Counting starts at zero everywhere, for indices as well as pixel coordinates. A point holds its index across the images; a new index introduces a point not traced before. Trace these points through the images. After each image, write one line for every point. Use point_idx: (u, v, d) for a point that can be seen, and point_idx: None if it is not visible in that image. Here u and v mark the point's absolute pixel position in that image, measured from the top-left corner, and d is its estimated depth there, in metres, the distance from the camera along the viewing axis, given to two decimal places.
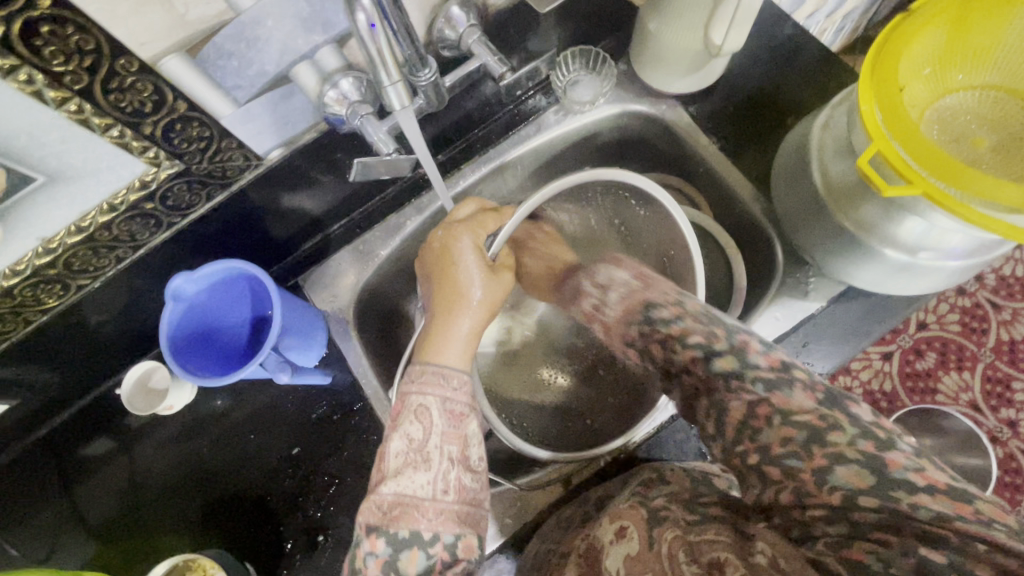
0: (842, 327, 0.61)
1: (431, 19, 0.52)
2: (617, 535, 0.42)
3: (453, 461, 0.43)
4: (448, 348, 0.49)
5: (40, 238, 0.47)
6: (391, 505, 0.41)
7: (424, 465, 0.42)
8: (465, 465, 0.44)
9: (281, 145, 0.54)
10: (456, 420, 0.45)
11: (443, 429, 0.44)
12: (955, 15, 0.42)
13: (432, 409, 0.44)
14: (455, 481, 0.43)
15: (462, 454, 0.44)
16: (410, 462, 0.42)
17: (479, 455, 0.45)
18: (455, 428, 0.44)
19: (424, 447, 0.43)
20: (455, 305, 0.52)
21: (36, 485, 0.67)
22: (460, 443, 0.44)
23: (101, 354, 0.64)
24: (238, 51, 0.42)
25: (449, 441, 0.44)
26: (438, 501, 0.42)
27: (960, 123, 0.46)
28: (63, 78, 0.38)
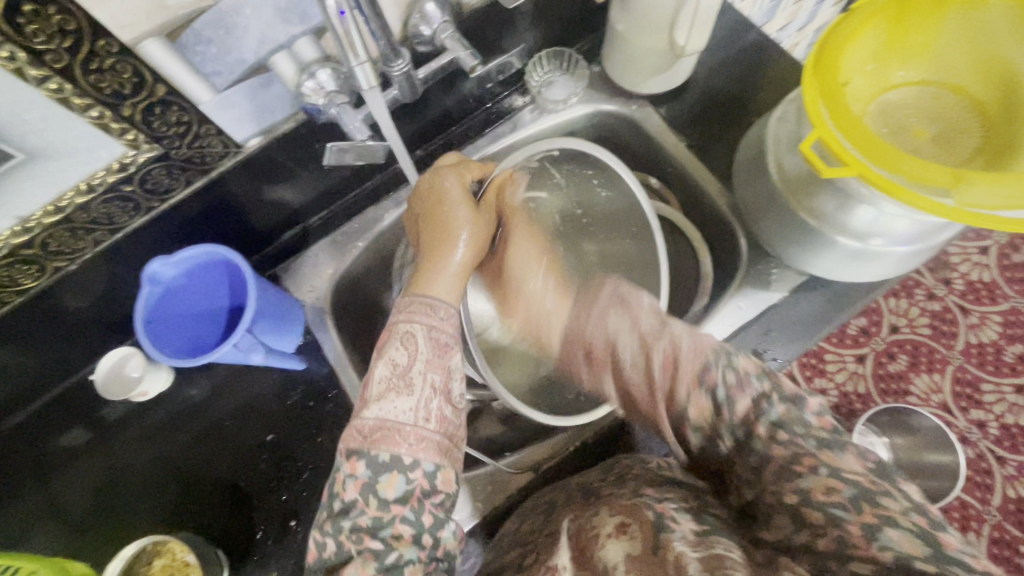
0: (805, 316, 0.63)
1: (407, 15, 0.54)
2: (618, 531, 0.45)
3: (436, 390, 0.46)
4: (439, 284, 0.50)
5: (16, 217, 0.48)
6: (373, 429, 0.44)
7: (407, 391, 0.45)
8: (446, 398, 0.47)
9: (259, 134, 0.56)
10: (440, 350, 0.47)
11: (428, 357, 0.47)
12: (891, 17, 0.46)
13: (418, 336, 0.47)
14: (436, 410, 0.46)
15: (445, 385, 0.47)
16: (393, 387, 0.45)
17: (459, 390, 0.48)
18: (439, 357, 0.47)
19: (407, 373, 0.46)
20: (445, 239, 0.52)
21: (7, 473, 0.66)
22: (443, 374, 0.47)
23: (77, 340, 0.64)
24: (217, 38, 0.44)
25: (433, 369, 0.46)
26: (419, 427, 0.44)
27: (902, 116, 0.49)
28: (44, 57, 0.39)
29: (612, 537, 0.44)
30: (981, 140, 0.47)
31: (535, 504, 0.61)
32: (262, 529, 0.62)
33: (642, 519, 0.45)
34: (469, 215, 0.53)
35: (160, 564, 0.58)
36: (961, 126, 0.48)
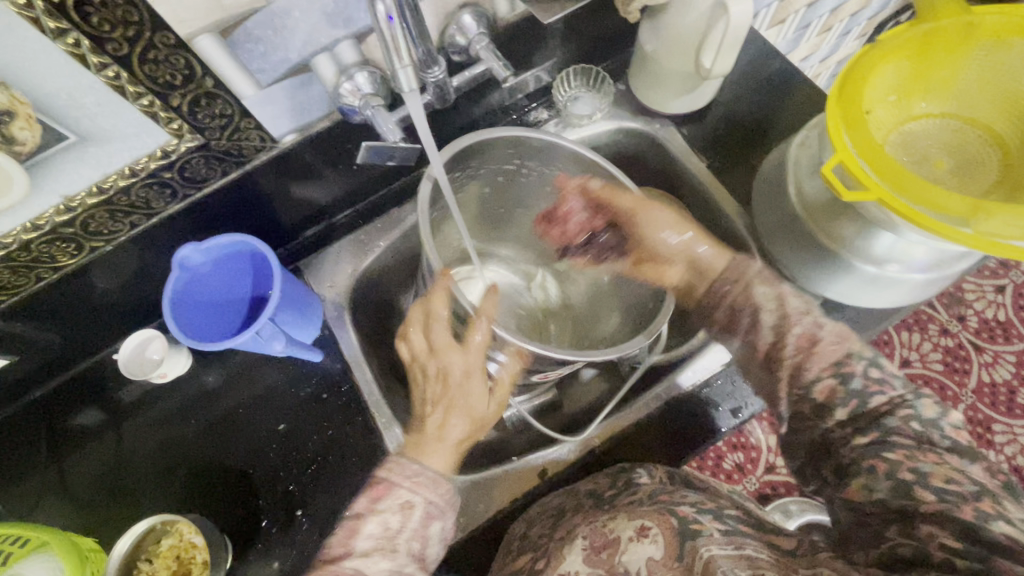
0: None
1: (445, 26, 0.57)
2: (639, 534, 0.48)
3: (413, 557, 0.47)
4: (433, 451, 0.52)
5: (62, 195, 0.50)
6: None
7: (390, 554, 0.46)
8: (418, 557, 0.48)
9: (294, 131, 0.58)
10: (425, 522, 0.48)
11: (414, 527, 0.48)
12: (916, 50, 0.47)
13: (412, 508, 0.48)
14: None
15: (422, 551, 0.48)
16: (378, 547, 0.47)
17: (437, 553, 0.50)
18: (421, 527, 0.48)
19: (394, 538, 0.47)
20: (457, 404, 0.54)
21: (26, 446, 0.68)
22: (421, 542, 0.48)
23: (104, 320, 0.66)
24: (266, 37, 0.47)
25: (413, 539, 0.47)
26: None
27: (922, 146, 0.50)
28: (105, 46, 0.41)
29: (635, 541, 0.48)
30: (999, 173, 0.48)
31: (543, 511, 0.60)
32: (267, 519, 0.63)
33: (666, 523, 0.48)
34: (478, 392, 0.55)
35: (167, 544, 0.59)
36: (981, 160, 0.49)
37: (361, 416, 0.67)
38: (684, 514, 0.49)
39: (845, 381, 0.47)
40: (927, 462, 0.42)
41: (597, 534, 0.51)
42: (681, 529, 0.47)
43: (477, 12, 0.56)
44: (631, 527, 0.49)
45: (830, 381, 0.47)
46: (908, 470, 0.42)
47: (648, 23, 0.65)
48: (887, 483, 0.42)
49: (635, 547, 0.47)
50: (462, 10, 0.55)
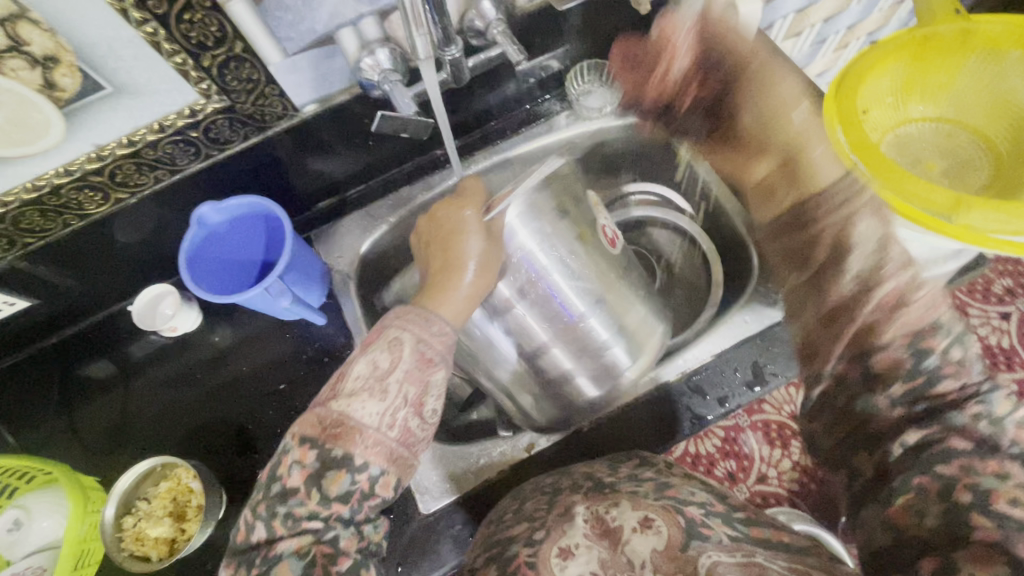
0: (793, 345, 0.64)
1: (464, 11, 0.59)
2: (641, 525, 0.49)
3: (407, 402, 0.47)
4: (444, 301, 0.52)
5: (93, 144, 0.53)
6: (334, 424, 0.45)
7: (379, 396, 0.46)
8: (417, 411, 0.48)
9: (316, 102, 0.61)
10: (423, 364, 0.49)
11: (409, 367, 0.48)
12: (911, 55, 0.49)
13: (405, 344, 0.49)
14: (401, 420, 0.47)
15: (418, 400, 0.48)
16: (367, 387, 0.47)
17: (434, 408, 0.49)
18: (419, 371, 0.48)
19: (384, 378, 0.47)
20: (462, 255, 0.52)
21: (39, 387, 0.71)
22: (419, 388, 0.48)
23: (123, 273, 0.69)
24: (295, 7, 0.50)
25: (411, 380, 0.48)
26: (381, 433, 0.46)
27: (917, 148, 0.51)
28: (147, 3, 0.44)
29: (638, 531, 0.48)
30: (993, 176, 0.49)
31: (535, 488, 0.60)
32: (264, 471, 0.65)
33: (674, 520, 0.49)
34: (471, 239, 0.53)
35: (165, 486, 0.61)
36: (973, 164, 0.50)
37: None
38: (692, 516, 0.49)
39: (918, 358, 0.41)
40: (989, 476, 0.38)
41: (597, 519, 0.50)
42: (687, 529, 0.48)
43: None
44: (634, 518, 0.49)
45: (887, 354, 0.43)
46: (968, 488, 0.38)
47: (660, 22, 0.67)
48: (939, 506, 0.38)
49: (639, 539, 0.48)
50: None
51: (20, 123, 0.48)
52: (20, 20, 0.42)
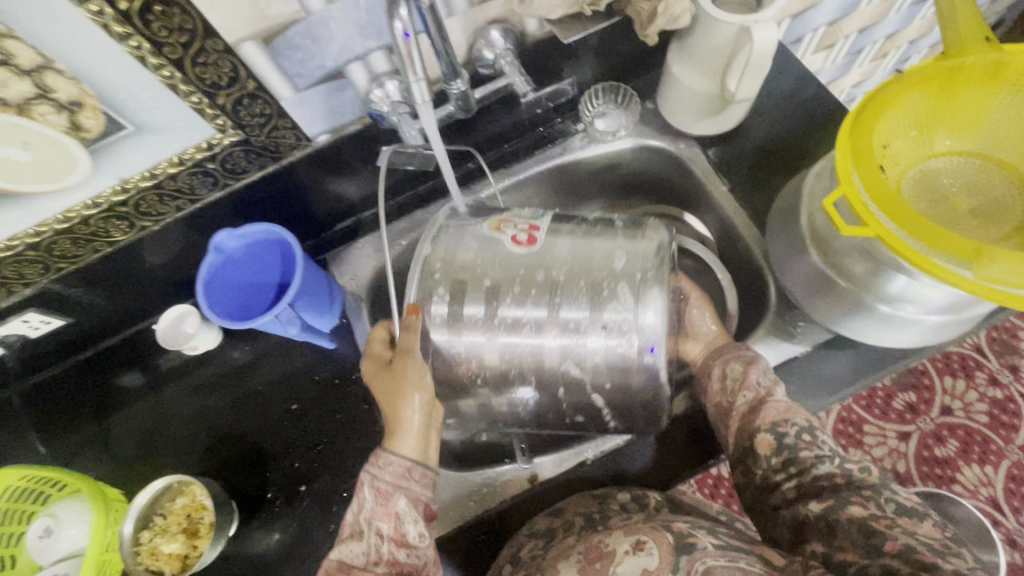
0: (809, 380, 0.60)
1: (473, 41, 0.59)
2: (635, 547, 0.48)
3: (385, 538, 0.50)
4: (402, 440, 0.54)
5: (119, 178, 0.56)
6: (332, 567, 0.50)
7: (359, 537, 0.51)
8: (398, 542, 0.51)
9: (328, 132, 0.62)
10: (384, 499, 0.52)
11: (374, 507, 0.51)
12: (938, 86, 0.46)
13: (364, 487, 0.53)
14: (386, 554, 0.50)
15: (396, 532, 0.51)
16: (352, 532, 0.52)
17: (416, 532, 0.51)
18: (383, 506, 0.51)
19: (359, 521, 0.52)
20: (396, 397, 0.54)
21: (73, 399, 0.75)
22: (391, 521, 0.51)
23: (150, 292, 0.73)
24: (304, 45, 0.52)
25: (380, 519, 0.51)
26: (367, 570, 0.50)
27: (942, 184, 0.48)
28: (163, 49, 0.46)
29: (630, 554, 0.48)
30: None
31: (534, 532, 0.61)
32: (274, 489, 0.67)
33: (663, 539, 0.48)
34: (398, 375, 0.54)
35: (181, 503, 0.63)
36: (1004, 202, 0.47)
37: (366, 404, 0.71)
38: (679, 529, 0.49)
39: (779, 436, 0.52)
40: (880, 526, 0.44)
41: (594, 546, 0.51)
42: (677, 543, 0.47)
43: (504, 29, 0.58)
44: (627, 541, 0.49)
45: (767, 436, 0.52)
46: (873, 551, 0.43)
47: (673, 45, 0.66)
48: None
49: (631, 560, 0.48)
50: (491, 26, 0.58)
51: (50, 161, 0.50)
52: (46, 71, 0.44)
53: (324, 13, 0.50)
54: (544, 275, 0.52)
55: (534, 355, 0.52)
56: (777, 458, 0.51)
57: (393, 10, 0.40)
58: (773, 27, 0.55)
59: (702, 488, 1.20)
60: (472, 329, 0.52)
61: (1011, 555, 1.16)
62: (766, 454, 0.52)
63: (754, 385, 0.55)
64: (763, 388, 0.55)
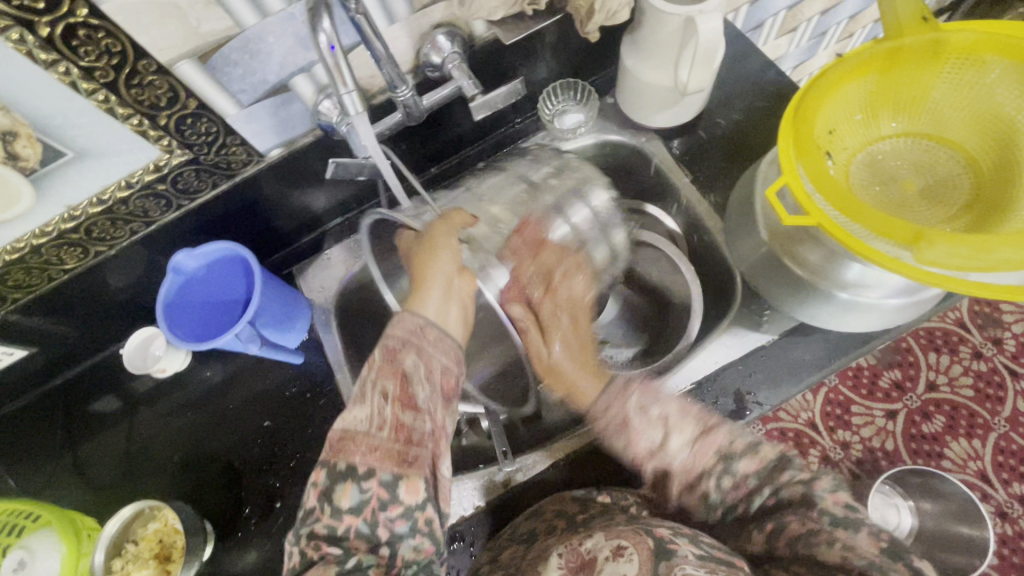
0: (777, 369, 0.60)
1: (420, 46, 0.58)
2: (615, 553, 0.46)
3: (389, 398, 0.45)
4: (424, 301, 0.50)
5: (65, 205, 0.55)
6: (337, 439, 0.45)
7: (361, 402, 0.46)
8: (406, 404, 0.45)
9: (280, 145, 0.62)
10: (392, 358, 0.47)
11: (381, 366, 0.47)
12: (878, 69, 0.46)
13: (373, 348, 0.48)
14: (391, 418, 0.45)
15: (402, 392, 0.46)
16: (357, 397, 0.47)
17: (425, 397, 0.46)
18: (390, 363, 0.47)
19: (364, 386, 0.47)
20: (422, 258, 0.52)
21: (44, 429, 0.74)
22: (397, 381, 0.46)
23: (115, 317, 0.72)
24: (242, 61, 0.51)
25: (386, 376, 0.46)
26: (371, 437, 0.44)
27: (891, 167, 0.48)
28: (93, 72, 0.45)
29: (610, 560, 0.45)
30: (971, 196, 0.46)
31: (511, 536, 0.60)
32: (250, 508, 0.66)
33: (644, 546, 0.45)
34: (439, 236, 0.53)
35: (153, 528, 0.63)
36: (951, 182, 0.47)
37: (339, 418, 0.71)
38: (661, 535, 0.47)
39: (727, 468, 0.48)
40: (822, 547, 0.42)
41: (573, 554, 0.49)
42: (657, 549, 0.44)
43: (451, 32, 0.58)
44: (608, 547, 0.47)
45: (688, 499, 0.49)
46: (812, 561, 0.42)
47: (626, 39, 0.65)
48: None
49: (611, 567, 0.45)
50: (436, 30, 0.57)
51: None
52: None
53: (259, 26, 0.49)
54: (531, 199, 0.62)
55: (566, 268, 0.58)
56: (706, 505, 0.49)
57: (316, 22, 0.39)
58: (719, 16, 0.55)
59: None
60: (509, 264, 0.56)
61: (1001, 527, 1.17)
62: (703, 511, 0.49)
63: (648, 455, 0.49)
64: (655, 456, 0.49)
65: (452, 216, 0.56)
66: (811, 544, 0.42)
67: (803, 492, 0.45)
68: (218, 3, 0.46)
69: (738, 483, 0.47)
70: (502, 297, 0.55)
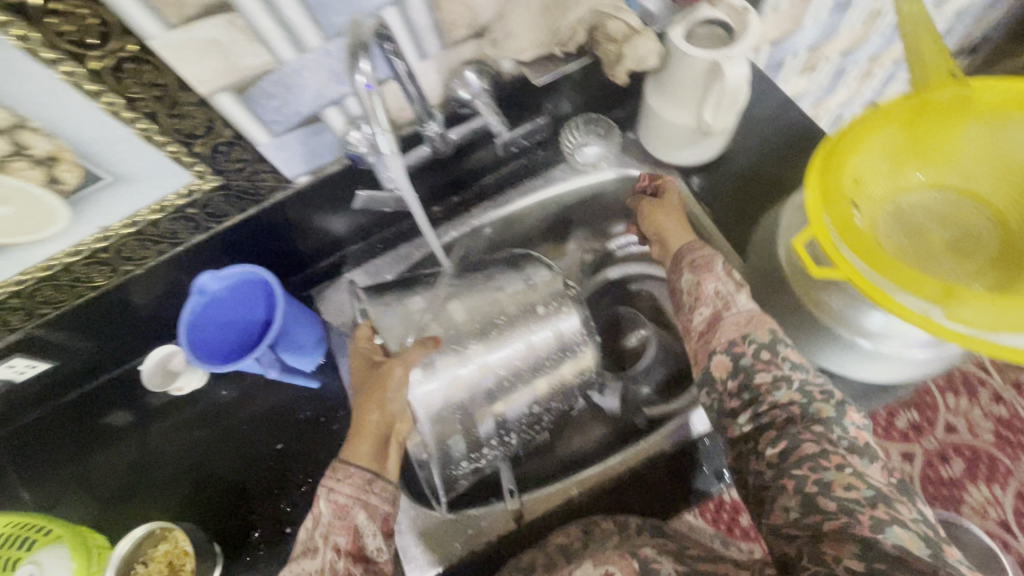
0: None
1: (448, 81, 0.60)
2: None
3: (341, 551, 0.48)
4: (359, 447, 0.53)
5: (99, 226, 0.56)
6: None
7: (312, 553, 0.48)
8: (356, 557, 0.48)
9: (308, 173, 0.63)
10: (341, 512, 0.49)
11: (330, 521, 0.49)
12: (905, 121, 0.46)
13: (321, 498, 0.50)
14: (340, 571, 0.47)
15: (353, 545, 0.48)
16: (305, 549, 0.48)
17: (375, 545, 0.49)
18: (341, 520, 0.49)
19: (313, 537, 0.48)
20: (367, 402, 0.54)
21: (59, 441, 0.75)
22: (349, 535, 0.48)
23: (136, 333, 0.73)
24: (278, 93, 0.52)
25: (336, 533, 0.48)
26: None
27: (918, 218, 0.48)
28: (137, 103, 0.47)
29: None
30: (1000, 250, 0.46)
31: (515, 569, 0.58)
32: (259, 532, 0.66)
33: None
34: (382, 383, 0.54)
35: (163, 549, 0.62)
36: (978, 236, 0.47)
37: None
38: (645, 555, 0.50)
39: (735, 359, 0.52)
40: (829, 470, 0.45)
41: None
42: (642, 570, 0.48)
43: (479, 69, 0.58)
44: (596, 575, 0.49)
45: (724, 357, 0.53)
46: (812, 483, 0.45)
47: (649, 79, 0.66)
48: None
49: None
50: (466, 67, 0.58)
51: (30, 214, 0.51)
52: (21, 129, 0.45)
53: (297, 62, 0.50)
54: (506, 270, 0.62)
55: (526, 367, 0.59)
56: (733, 381, 0.52)
57: (355, 65, 0.40)
58: (744, 62, 0.56)
59: (703, 513, 1.18)
60: (459, 359, 0.56)
61: None
62: (723, 377, 0.53)
63: (712, 295, 0.57)
64: (719, 298, 0.56)
65: (408, 354, 0.55)
66: (819, 466, 0.45)
67: (832, 416, 0.48)
68: (259, 40, 0.47)
69: (779, 377, 0.51)
70: (468, 378, 0.57)
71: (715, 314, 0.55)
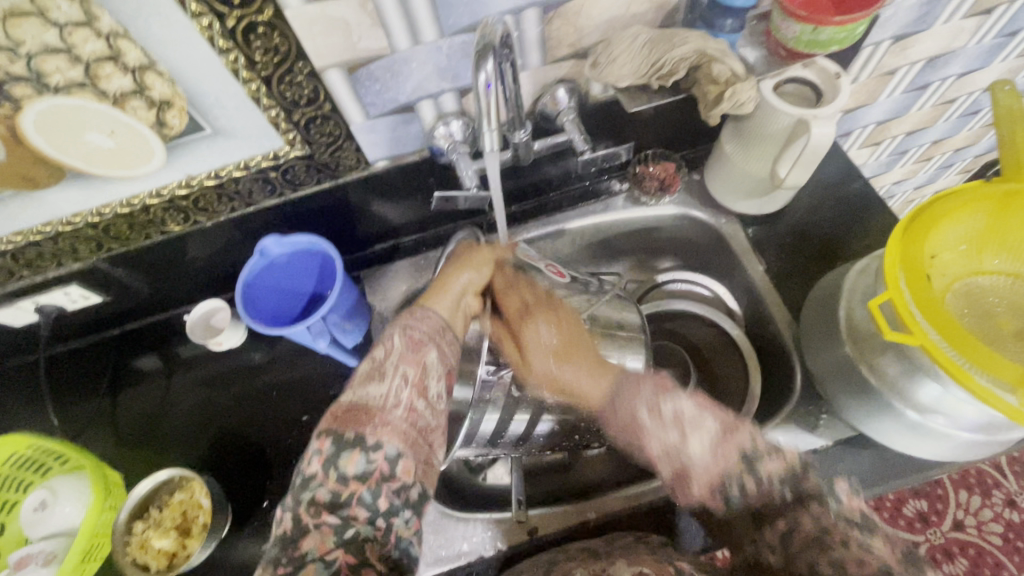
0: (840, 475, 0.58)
1: (539, 94, 0.62)
2: None
3: (408, 381, 0.44)
4: (438, 296, 0.52)
5: (186, 173, 0.58)
6: (346, 410, 0.43)
7: (379, 378, 0.44)
8: (420, 393, 0.44)
9: (387, 159, 0.64)
10: (415, 347, 0.46)
11: (403, 352, 0.46)
12: (988, 206, 0.47)
13: (396, 335, 0.47)
14: (405, 400, 0.43)
15: (419, 380, 0.45)
16: (371, 374, 0.45)
17: (437, 391, 0.45)
18: (413, 351, 0.46)
19: (382, 365, 0.45)
20: (454, 265, 0.55)
21: (92, 375, 0.76)
22: (418, 369, 0.45)
23: (186, 284, 0.74)
24: (382, 79, 0.54)
25: (407, 362, 0.45)
26: (387, 412, 0.42)
27: (988, 303, 0.49)
28: (256, 65, 0.49)
29: None
30: None
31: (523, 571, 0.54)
32: (271, 500, 0.66)
33: None
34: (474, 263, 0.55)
35: (178, 498, 0.63)
36: None
37: None
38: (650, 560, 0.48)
39: (724, 496, 0.44)
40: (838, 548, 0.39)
41: None
42: None
43: (571, 87, 0.60)
44: None
45: (714, 501, 0.45)
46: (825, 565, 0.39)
47: (728, 124, 0.67)
48: None
49: None
50: (559, 83, 0.60)
51: (130, 150, 0.53)
52: (147, 70, 0.47)
53: (410, 52, 0.52)
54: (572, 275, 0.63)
55: None
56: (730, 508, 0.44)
57: (481, 61, 0.42)
58: (832, 123, 0.57)
59: None
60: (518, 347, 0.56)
61: None
62: (724, 516, 0.45)
63: (663, 455, 0.46)
64: (673, 454, 0.46)
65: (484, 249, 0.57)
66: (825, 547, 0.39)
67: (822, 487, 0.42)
68: (381, 25, 0.50)
69: (767, 488, 0.43)
70: None
71: (679, 474, 0.45)
